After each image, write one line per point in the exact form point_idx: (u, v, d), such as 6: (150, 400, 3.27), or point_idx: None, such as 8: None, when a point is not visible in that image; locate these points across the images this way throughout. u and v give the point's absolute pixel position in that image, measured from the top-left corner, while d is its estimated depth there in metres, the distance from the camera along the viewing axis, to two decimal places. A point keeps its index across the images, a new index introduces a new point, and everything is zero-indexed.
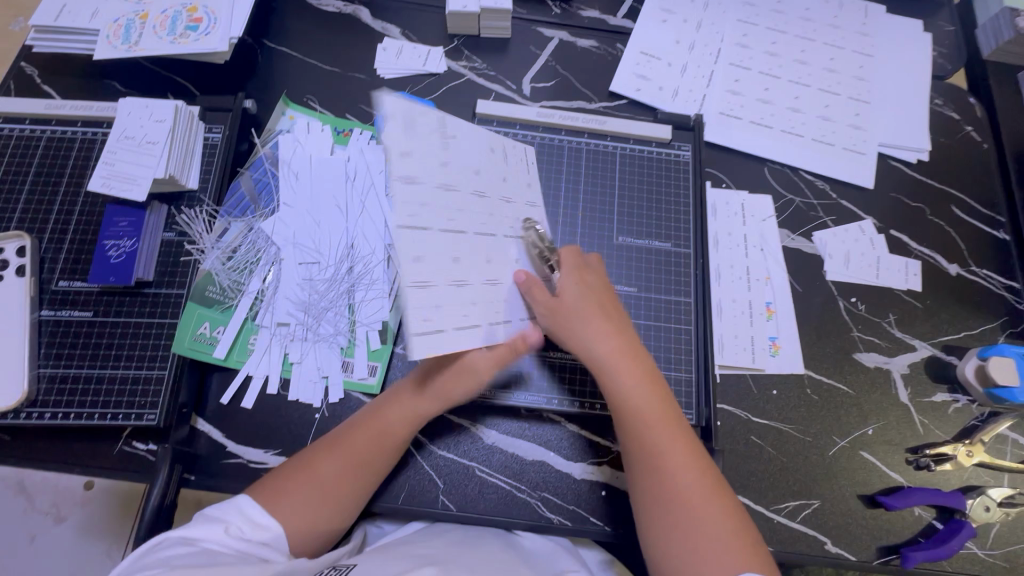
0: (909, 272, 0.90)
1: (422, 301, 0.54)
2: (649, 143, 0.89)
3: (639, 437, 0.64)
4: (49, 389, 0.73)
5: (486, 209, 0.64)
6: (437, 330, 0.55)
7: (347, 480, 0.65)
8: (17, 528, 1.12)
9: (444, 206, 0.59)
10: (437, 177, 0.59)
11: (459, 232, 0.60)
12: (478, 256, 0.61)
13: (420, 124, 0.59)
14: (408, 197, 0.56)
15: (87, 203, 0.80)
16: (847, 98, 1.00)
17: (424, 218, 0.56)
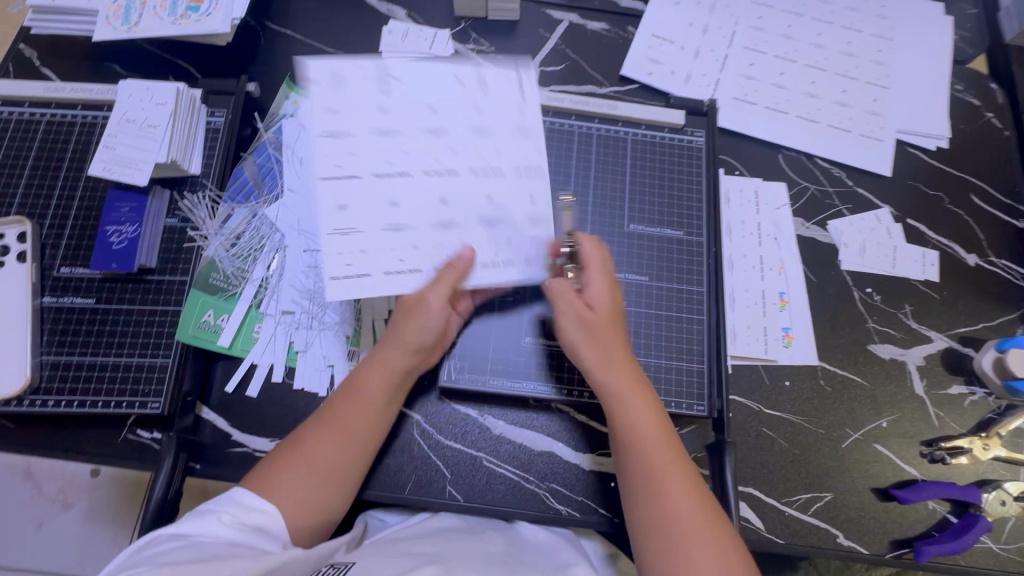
0: (926, 262, 0.88)
1: (344, 248, 0.64)
2: (661, 129, 0.87)
3: (641, 448, 0.63)
4: (52, 376, 0.72)
5: (441, 150, 0.67)
6: (357, 274, 0.64)
7: (332, 450, 0.64)
8: (26, 514, 1.13)
9: (381, 155, 0.66)
10: (376, 127, 0.66)
11: (400, 177, 0.66)
12: (421, 197, 0.66)
13: (357, 77, 0.66)
14: (338, 153, 0.65)
15: (88, 188, 0.79)
16: (865, 83, 0.97)
17: (354, 171, 0.65)
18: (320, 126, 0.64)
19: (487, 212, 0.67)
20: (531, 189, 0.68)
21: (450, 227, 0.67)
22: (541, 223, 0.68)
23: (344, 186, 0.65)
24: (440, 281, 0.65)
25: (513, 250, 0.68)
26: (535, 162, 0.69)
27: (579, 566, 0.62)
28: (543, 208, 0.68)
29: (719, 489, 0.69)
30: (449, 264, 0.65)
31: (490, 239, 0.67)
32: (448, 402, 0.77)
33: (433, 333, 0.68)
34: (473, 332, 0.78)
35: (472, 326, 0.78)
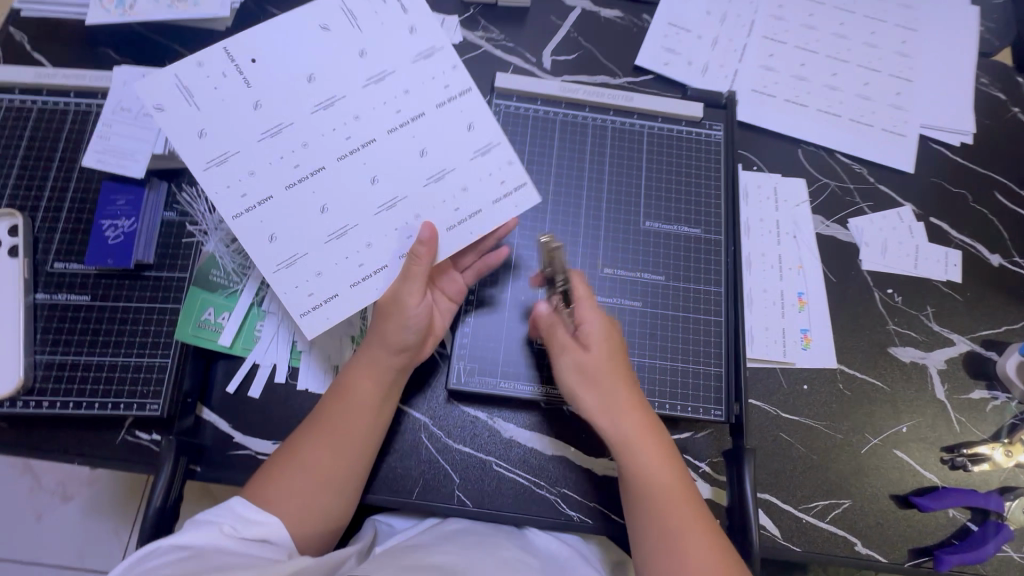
0: (949, 262, 0.86)
1: (293, 277, 0.61)
2: (678, 122, 0.83)
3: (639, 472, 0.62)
4: (46, 377, 0.69)
5: (341, 124, 0.61)
6: (325, 299, 0.62)
7: (327, 457, 0.62)
8: (24, 506, 1.11)
9: (276, 161, 0.60)
10: (257, 131, 0.60)
11: (313, 175, 0.61)
12: (345, 184, 0.61)
13: (203, 81, 0.58)
14: (232, 177, 0.59)
15: (82, 179, 0.76)
16: (889, 76, 0.94)
17: (264, 193, 0.60)
18: (199, 158, 0.59)
19: (429, 167, 0.63)
20: (465, 118, 0.63)
21: (393, 201, 0.62)
22: (491, 155, 0.64)
23: (259, 215, 0.60)
24: (411, 275, 0.61)
25: (467, 201, 0.63)
26: (452, 86, 0.63)
27: None
28: (484, 138, 0.64)
29: (737, 497, 0.67)
30: (413, 253, 0.61)
31: (439, 197, 0.63)
32: (457, 404, 0.75)
33: (415, 331, 0.64)
34: (483, 332, 0.75)
35: (482, 326, 0.76)
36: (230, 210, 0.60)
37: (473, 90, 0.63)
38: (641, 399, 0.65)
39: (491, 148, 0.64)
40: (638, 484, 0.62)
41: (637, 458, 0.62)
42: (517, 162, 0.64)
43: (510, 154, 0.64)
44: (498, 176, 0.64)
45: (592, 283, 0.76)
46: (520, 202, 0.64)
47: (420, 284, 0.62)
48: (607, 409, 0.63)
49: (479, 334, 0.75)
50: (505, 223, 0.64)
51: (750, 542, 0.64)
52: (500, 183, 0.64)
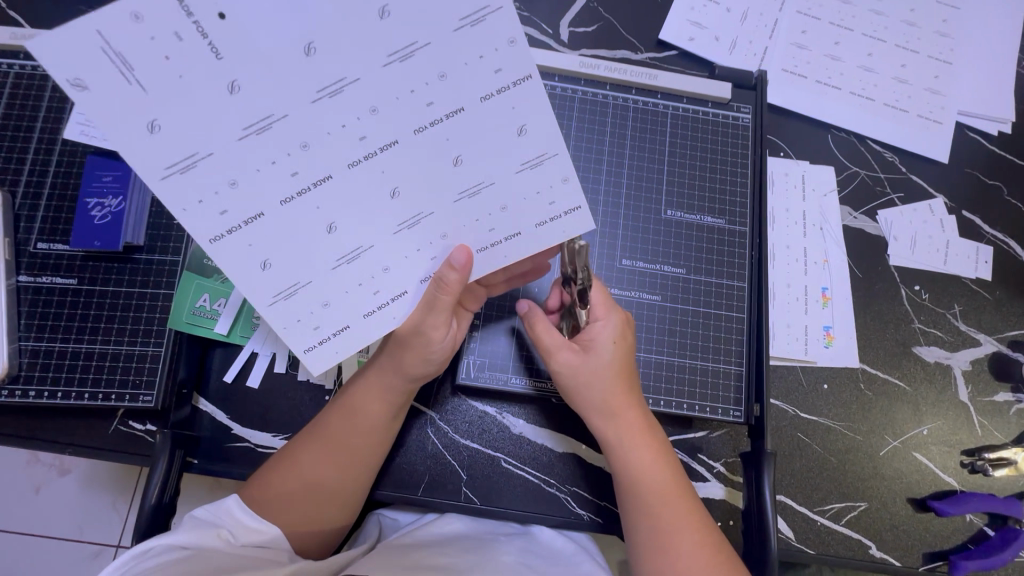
0: (979, 259, 0.82)
1: (295, 309, 0.49)
2: (704, 103, 0.78)
3: (648, 495, 0.59)
4: (32, 364, 0.66)
5: (353, 120, 0.43)
6: (334, 332, 0.52)
7: (331, 470, 0.59)
8: (21, 479, 1.08)
9: (266, 167, 0.43)
10: (234, 125, 0.41)
11: (316, 186, 0.45)
12: (358, 198, 0.46)
13: (143, 44, 0.37)
14: (204, 188, 0.42)
15: (65, 152, 0.70)
16: (927, 57, 0.87)
17: (251, 209, 0.44)
18: (155, 163, 0.40)
19: (464, 179, 0.48)
20: (516, 119, 0.46)
21: (417, 218, 0.49)
22: (543, 169, 0.49)
23: (246, 236, 0.45)
24: (436, 306, 0.54)
25: (505, 221, 0.51)
26: (505, 71, 0.44)
27: None
28: (538, 145, 0.48)
29: (754, 501, 0.64)
30: (440, 280, 0.52)
31: (473, 215, 0.50)
32: (464, 399, 0.72)
33: (435, 361, 0.61)
34: (494, 324, 0.72)
35: (493, 318, 0.72)
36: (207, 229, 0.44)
37: (535, 77, 0.44)
38: (649, 420, 0.63)
39: (544, 160, 0.49)
40: (641, 503, 0.59)
41: (636, 464, 0.60)
42: (574, 177, 0.50)
43: (566, 169, 0.49)
44: (544, 194, 0.50)
45: (609, 274, 0.73)
46: (570, 226, 0.53)
47: (444, 313, 0.55)
48: (604, 408, 0.61)
49: (490, 326, 0.72)
50: (547, 247, 0.54)
51: (767, 548, 0.62)
52: (548, 203, 0.51)
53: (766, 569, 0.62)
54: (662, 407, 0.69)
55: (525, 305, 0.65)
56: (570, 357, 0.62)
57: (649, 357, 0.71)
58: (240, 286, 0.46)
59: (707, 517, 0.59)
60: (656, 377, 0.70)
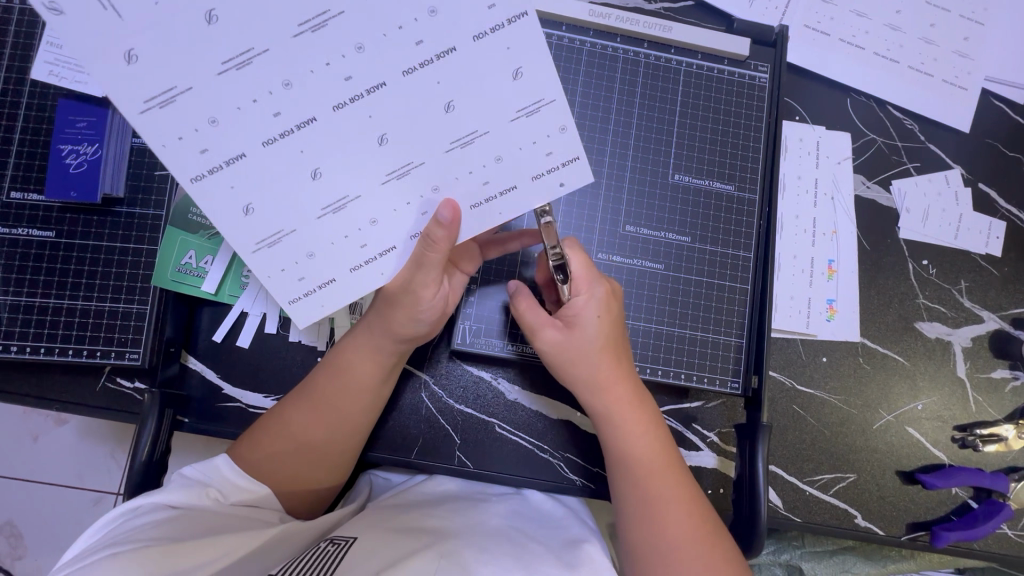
0: (991, 234, 0.79)
1: (279, 259, 0.47)
2: (719, 59, 0.73)
3: (635, 461, 0.59)
4: (13, 319, 0.64)
5: (339, 57, 0.41)
6: (319, 285, 0.49)
7: (320, 432, 0.59)
8: (17, 428, 1.08)
9: (247, 105, 0.41)
10: (214, 59, 0.39)
11: (301, 128, 0.43)
12: (345, 143, 0.44)
13: None
14: (184, 125, 0.40)
15: (36, 95, 0.66)
16: (959, 16, 0.82)
17: (233, 151, 0.42)
18: (132, 96, 0.39)
19: (457, 128, 0.45)
20: (510, 61, 0.44)
21: (406, 168, 0.46)
22: (539, 117, 0.46)
23: (227, 178, 0.43)
24: (425, 264, 0.50)
25: (500, 174, 0.48)
26: (499, 7, 0.42)
27: (588, 544, 0.58)
28: (533, 90, 0.45)
29: (747, 473, 0.64)
30: (427, 238, 0.48)
31: (466, 165, 0.47)
32: (459, 364, 0.71)
33: (427, 321, 0.58)
34: (490, 290, 0.70)
35: (492, 284, 0.70)
36: (185, 170, 0.42)
37: (530, 14, 0.43)
38: (639, 387, 0.62)
39: (542, 107, 0.46)
40: (630, 467, 0.58)
41: (625, 430, 0.60)
42: (571, 126, 0.47)
43: (562, 117, 0.47)
44: (542, 143, 0.47)
45: (611, 241, 0.70)
46: (570, 180, 0.50)
47: (434, 273, 0.51)
48: (594, 379, 0.60)
49: (487, 292, 0.70)
50: (543, 201, 0.50)
51: (757, 514, 0.62)
52: (546, 153, 0.48)
53: (755, 536, 0.62)
54: (659, 376, 0.69)
55: (514, 285, 0.65)
56: (554, 335, 0.60)
57: (648, 326, 0.69)
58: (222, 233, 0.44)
59: (694, 483, 0.60)
60: (654, 347, 0.69)
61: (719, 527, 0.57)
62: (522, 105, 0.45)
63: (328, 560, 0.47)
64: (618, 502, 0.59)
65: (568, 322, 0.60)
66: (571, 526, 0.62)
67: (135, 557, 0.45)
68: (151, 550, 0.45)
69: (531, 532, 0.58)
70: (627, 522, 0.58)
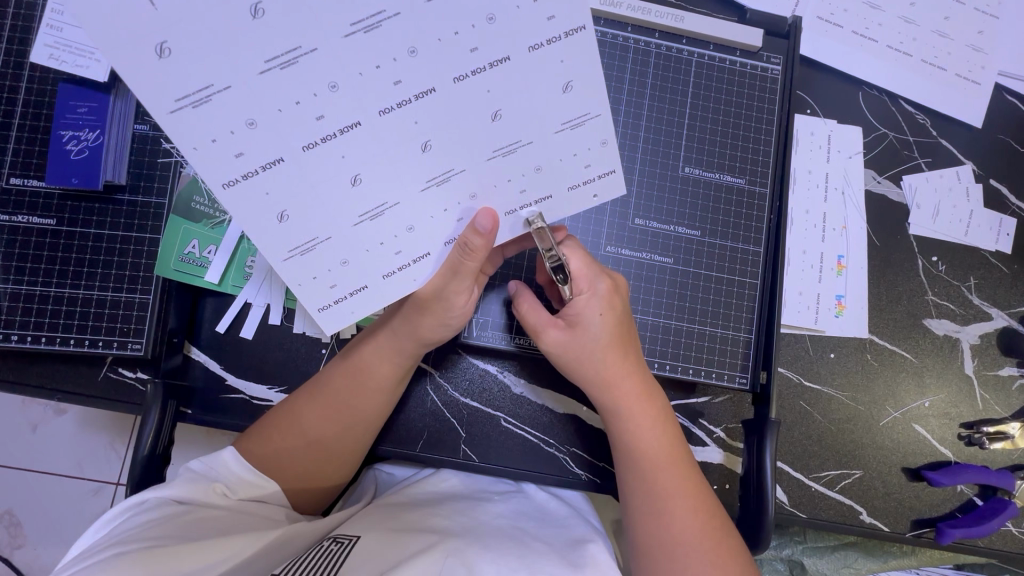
0: (1002, 231, 0.79)
1: (310, 267, 0.46)
2: (731, 51, 0.72)
3: (653, 463, 0.58)
4: (13, 308, 0.63)
5: (389, 61, 0.40)
6: (351, 292, 0.48)
7: (334, 430, 0.58)
8: (17, 417, 1.08)
9: (289, 108, 0.39)
10: (256, 57, 0.37)
11: (344, 133, 0.42)
12: (387, 149, 0.43)
13: None
14: (219, 126, 0.39)
15: (35, 79, 0.64)
16: (973, 9, 0.80)
17: (270, 154, 0.41)
18: (164, 93, 0.37)
19: (501, 136, 0.45)
20: (563, 74, 0.44)
21: (446, 175, 0.46)
22: (584, 129, 0.47)
23: (262, 184, 0.42)
24: (460, 272, 0.50)
25: (538, 184, 0.48)
26: (559, 20, 0.42)
27: (593, 543, 0.57)
28: (581, 104, 0.46)
29: (754, 469, 0.64)
30: (465, 245, 0.48)
31: (506, 174, 0.47)
32: (466, 357, 0.71)
33: (452, 326, 0.58)
34: (500, 282, 0.69)
35: (500, 275, 0.69)
36: (218, 173, 0.40)
37: (588, 28, 0.42)
38: (656, 389, 0.61)
39: (586, 120, 0.46)
40: (643, 467, 0.58)
41: (643, 435, 0.59)
42: (613, 140, 0.48)
43: (606, 132, 0.47)
44: (582, 156, 0.48)
45: (619, 234, 0.69)
46: (607, 189, 0.50)
47: (468, 280, 0.51)
48: (603, 377, 0.59)
49: (495, 284, 0.69)
50: (575, 211, 0.51)
51: (765, 512, 0.62)
52: (585, 166, 0.48)
53: (762, 533, 0.62)
54: (667, 371, 0.68)
55: (514, 285, 0.64)
56: (558, 336, 0.60)
57: (656, 320, 0.69)
58: (252, 238, 0.43)
59: (707, 485, 0.59)
60: (662, 341, 0.69)
61: (731, 530, 0.56)
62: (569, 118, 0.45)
63: (331, 560, 0.47)
64: (625, 502, 0.59)
65: (569, 321, 0.59)
66: (576, 523, 0.62)
67: (142, 555, 0.44)
68: (154, 549, 0.45)
69: (536, 530, 0.58)
70: (636, 521, 0.57)
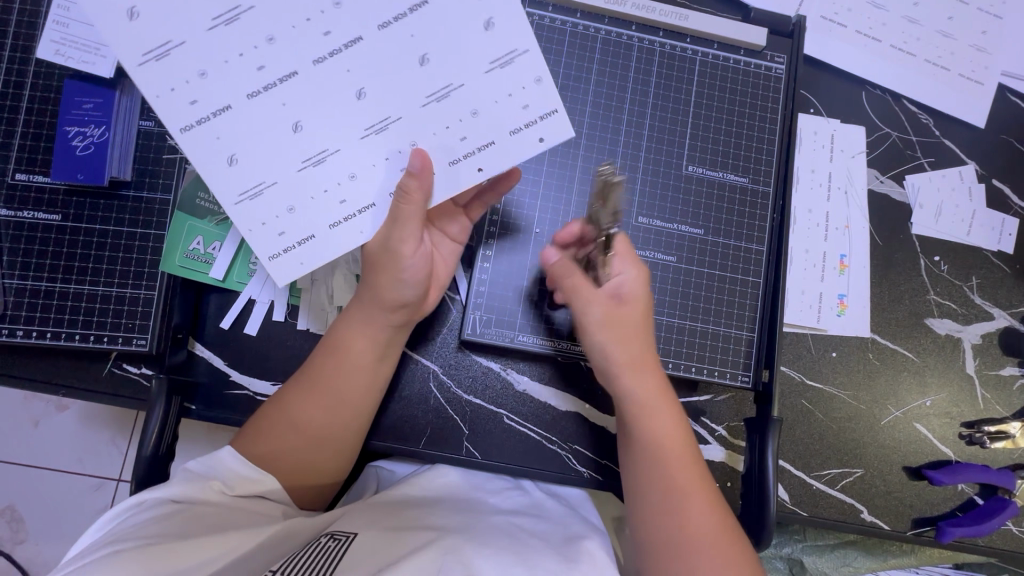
0: (1004, 231, 0.79)
1: (259, 213, 0.51)
2: (735, 49, 0.72)
3: (653, 460, 0.58)
4: (19, 303, 0.63)
5: (319, 13, 0.48)
6: (299, 240, 0.52)
7: (321, 415, 0.58)
8: (19, 413, 1.08)
9: (233, 59, 0.47)
10: (205, 16, 0.46)
11: (281, 82, 0.48)
12: (325, 97, 0.49)
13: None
14: (176, 77, 0.47)
15: (41, 75, 0.64)
16: (977, 9, 0.80)
17: (219, 101, 0.48)
18: (133, 48, 0.46)
19: (431, 83, 0.50)
20: (483, 14, 0.50)
21: (383, 123, 0.50)
22: (513, 66, 0.51)
23: (212, 129, 0.48)
24: (401, 218, 0.52)
25: (477, 128, 0.52)
26: None
27: (589, 539, 0.57)
28: (505, 42, 0.50)
29: (757, 466, 0.64)
30: (402, 189, 0.51)
31: (442, 120, 0.51)
32: (469, 353, 0.71)
33: (413, 284, 0.57)
34: (503, 280, 0.69)
35: (503, 273, 0.69)
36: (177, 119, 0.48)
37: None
38: (660, 382, 0.61)
39: (514, 58, 0.51)
40: (649, 466, 0.58)
41: (644, 428, 0.59)
42: (546, 78, 0.51)
43: (537, 69, 0.51)
44: (516, 95, 0.52)
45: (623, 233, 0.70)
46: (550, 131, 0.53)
47: (413, 225, 0.52)
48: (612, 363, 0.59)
49: (498, 282, 0.69)
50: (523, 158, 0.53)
51: (767, 510, 0.62)
52: (522, 107, 0.52)
53: (764, 532, 0.62)
54: (671, 370, 0.68)
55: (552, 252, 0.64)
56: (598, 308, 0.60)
57: (659, 319, 0.69)
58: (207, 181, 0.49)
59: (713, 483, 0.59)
60: (666, 341, 0.69)
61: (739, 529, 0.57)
62: (497, 56, 0.50)
63: (328, 560, 0.46)
64: (631, 501, 0.59)
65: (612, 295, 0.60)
66: (576, 521, 0.62)
67: (140, 553, 0.44)
68: (152, 548, 0.45)
69: (535, 527, 0.58)
70: (646, 524, 0.56)
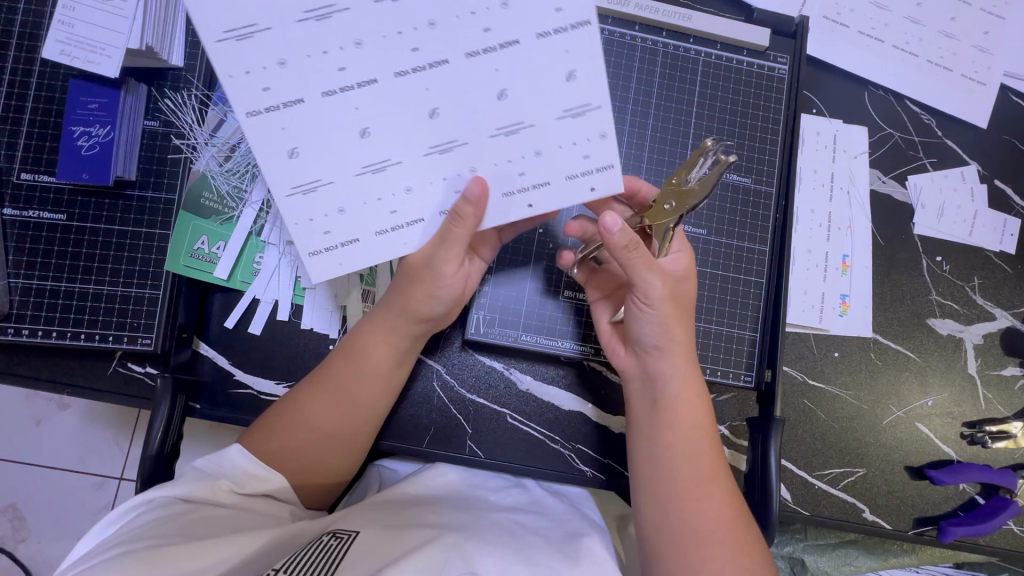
0: (1006, 231, 0.79)
1: (309, 209, 0.48)
2: (738, 50, 0.72)
3: (672, 467, 0.56)
4: (24, 302, 0.63)
5: (410, 29, 0.42)
6: (344, 241, 0.50)
7: (334, 416, 0.58)
8: (22, 411, 1.08)
9: (318, 55, 0.42)
10: (297, 6, 0.41)
11: (361, 87, 0.44)
12: (398, 107, 0.45)
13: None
14: (254, 61, 0.42)
15: (46, 75, 0.65)
16: (979, 10, 0.80)
17: (293, 94, 0.43)
18: (215, 24, 0.41)
19: (505, 115, 0.46)
20: (566, 63, 0.44)
21: (449, 145, 0.47)
22: (584, 119, 0.46)
23: (281, 119, 0.44)
24: (449, 239, 0.50)
25: (536, 167, 0.48)
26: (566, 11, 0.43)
27: (590, 537, 0.58)
28: (585, 92, 0.46)
29: (759, 466, 0.64)
30: (455, 213, 0.49)
31: (506, 154, 0.47)
32: (472, 352, 0.71)
33: (445, 301, 0.57)
34: (506, 279, 0.70)
35: (506, 272, 0.69)
36: (246, 103, 0.43)
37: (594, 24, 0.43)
38: (704, 398, 0.59)
39: (588, 111, 0.46)
40: (668, 470, 0.56)
41: (674, 433, 0.57)
42: (612, 134, 0.47)
43: (606, 124, 0.47)
44: (582, 146, 0.48)
45: None
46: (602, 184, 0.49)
47: (458, 249, 0.51)
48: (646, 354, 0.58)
49: (501, 281, 0.70)
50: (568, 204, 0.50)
51: (768, 510, 0.62)
52: (584, 156, 0.48)
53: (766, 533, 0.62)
54: None
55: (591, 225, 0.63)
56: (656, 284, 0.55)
57: None
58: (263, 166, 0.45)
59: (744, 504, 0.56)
60: None
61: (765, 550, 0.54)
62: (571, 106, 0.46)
63: (329, 559, 0.46)
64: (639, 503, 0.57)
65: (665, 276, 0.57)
66: (578, 519, 0.62)
67: (145, 554, 0.45)
68: (157, 549, 0.45)
69: (537, 525, 0.59)
70: (659, 528, 0.54)
